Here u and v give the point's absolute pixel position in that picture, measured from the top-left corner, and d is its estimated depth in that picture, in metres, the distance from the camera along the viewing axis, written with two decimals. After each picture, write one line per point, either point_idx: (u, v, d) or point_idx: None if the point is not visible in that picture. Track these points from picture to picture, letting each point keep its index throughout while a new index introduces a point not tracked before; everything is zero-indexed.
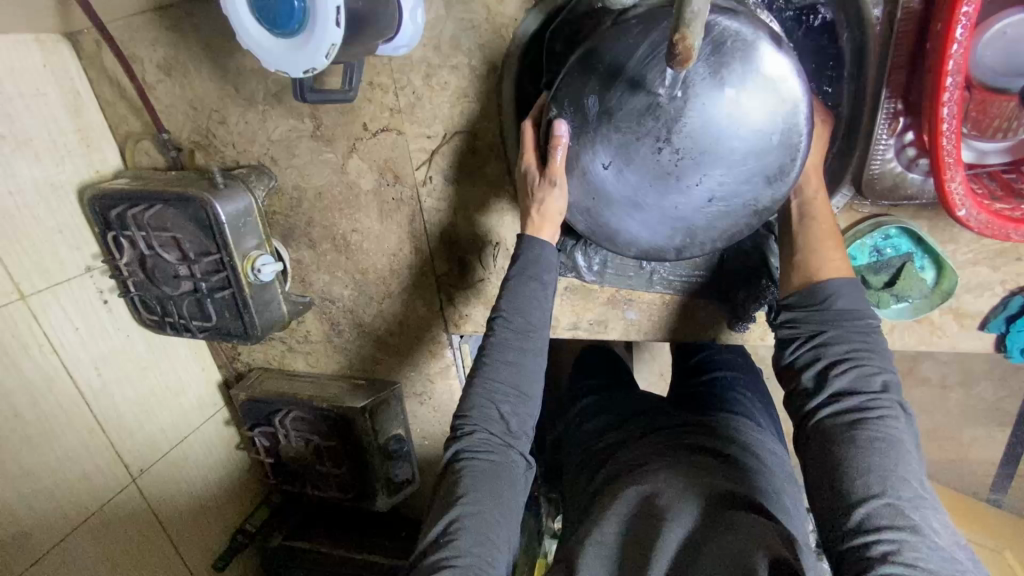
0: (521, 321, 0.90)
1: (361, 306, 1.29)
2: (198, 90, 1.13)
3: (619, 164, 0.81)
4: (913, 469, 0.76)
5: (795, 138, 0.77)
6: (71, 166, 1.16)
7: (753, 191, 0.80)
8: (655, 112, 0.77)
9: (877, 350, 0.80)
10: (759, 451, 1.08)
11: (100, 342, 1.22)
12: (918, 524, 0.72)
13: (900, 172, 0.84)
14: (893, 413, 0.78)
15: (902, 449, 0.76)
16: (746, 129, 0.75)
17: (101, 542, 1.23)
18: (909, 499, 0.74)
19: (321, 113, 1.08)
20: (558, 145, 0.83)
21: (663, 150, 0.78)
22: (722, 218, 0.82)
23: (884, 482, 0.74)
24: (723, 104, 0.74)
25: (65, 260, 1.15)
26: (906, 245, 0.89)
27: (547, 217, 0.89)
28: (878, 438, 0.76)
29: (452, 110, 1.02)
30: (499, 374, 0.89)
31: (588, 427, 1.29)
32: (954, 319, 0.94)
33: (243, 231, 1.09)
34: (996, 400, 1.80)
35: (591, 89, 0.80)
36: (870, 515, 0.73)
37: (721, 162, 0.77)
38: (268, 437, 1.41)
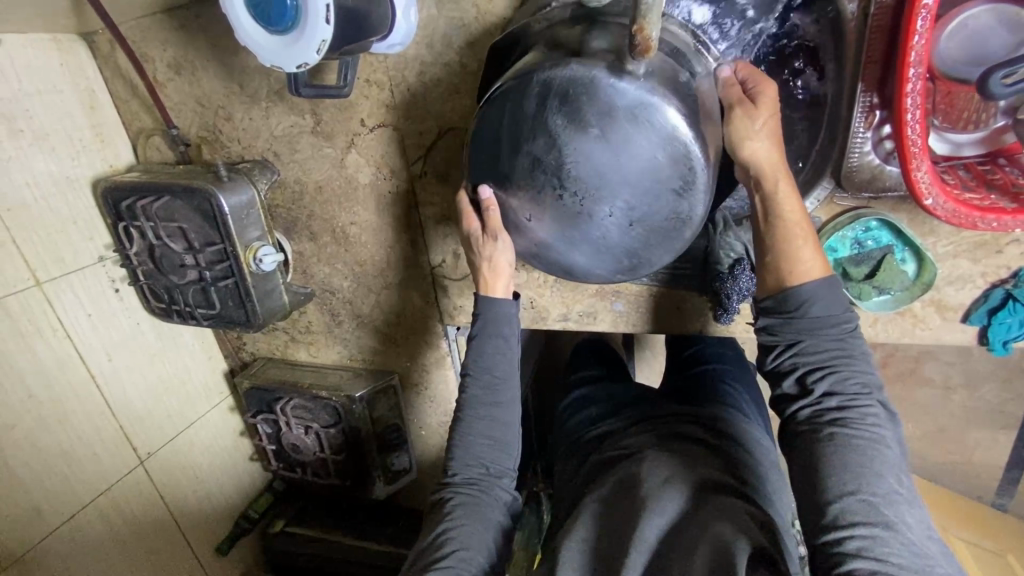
0: (487, 376, 1.01)
1: (359, 298, 1.33)
2: (205, 87, 1.18)
3: (537, 215, 0.86)
4: (890, 466, 0.79)
5: (682, 151, 0.77)
6: (86, 160, 1.22)
7: (669, 207, 0.81)
8: (543, 164, 0.80)
9: (854, 352, 0.83)
10: (748, 441, 1.09)
11: (111, 330, 1.27)
12: (892, 520, 0.76)
13: (877, 165, 0.85)
14: (870, 411, 0.81)
15: (879, 447, 0.79)
16: (627, 159, 0.77)
17: (110, 521, 1.28)
18: (884, 496, 0.77)
19: (321, 109, 1.12)
20: (491, 207, 0.88)
21: (565, 196, 0.81)
22: (652, 234, 0.83)
23: (860, 480, 0.77)
24: (595, 143, 0.77)
25: (79, 250, 1.21)
26: (886, 237, 0.91)
27: (495, 272, 0.97)
28: (855, 438, 0.79)
29: (444, 106, 1.06)
30: (475, 424, 1.02)
31: (581, 417, 1.31)
32: (936, 311, 0.95)
33: (246, 222, 1.14)
34: (999, 403, 1.78)
35: (485, 154, 0.86)
36: (846, 512, 0.76)
37: (624, 190, 0.79)
38: (270, 425, 1.46)
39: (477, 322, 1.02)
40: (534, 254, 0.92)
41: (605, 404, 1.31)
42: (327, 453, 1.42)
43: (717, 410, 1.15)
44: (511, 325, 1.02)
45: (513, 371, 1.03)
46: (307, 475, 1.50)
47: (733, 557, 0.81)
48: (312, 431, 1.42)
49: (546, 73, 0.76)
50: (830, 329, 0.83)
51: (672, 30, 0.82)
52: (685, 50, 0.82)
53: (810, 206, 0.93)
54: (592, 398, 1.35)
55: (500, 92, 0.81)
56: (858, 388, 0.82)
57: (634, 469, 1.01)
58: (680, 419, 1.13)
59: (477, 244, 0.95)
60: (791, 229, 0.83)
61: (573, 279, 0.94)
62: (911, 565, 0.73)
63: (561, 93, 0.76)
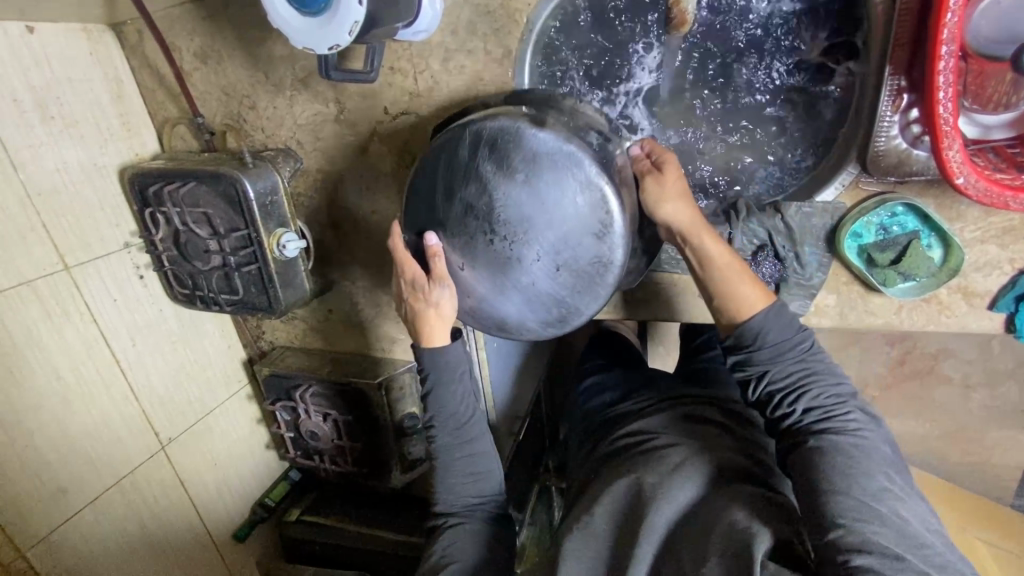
0: (452, 421, 1.06)
1: (379, 285, 1.34)
2: (231, 76, 1.20)
3: (470, 264, 0.97)
4: (879, 466, 0.80)
5: (598, 197, 0.89)
6: (113, 148, 1.24)
7: (592, 250, 0.92)
8: (476, 211, 0.93)
9: (827, 372, 0.88)
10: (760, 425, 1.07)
11: (135, 315, 1.29)
12: (887, 514, 0.75)
13: (904, 149, 0.85)
14: (850, 419, 0.85)
15: (863, 448, 0.81)
16: (546, 201, 0.90)
17: (132, 503, 1.30)
18: (877, 492, 0.77)
19: (345, 98, 1.14)
20: (435, 253, 0.97)
21: (494, 239, 0.93)
22: (577, 275, 0.94)
23: (851, 479, 0.78)
24: (519, 187, 0.89)
25: (106, 236, 1.23)
26: (913, 222, 0.90)
27: (432, 318, 1.01)
28: (835, 441, 0.82)
29: (468, 93, 1.06)
30: (450, 467, 1.07)
31: (597, 404, 1.31)
32: (962, 298, 0.94)
33: (270, 209, 1.16)
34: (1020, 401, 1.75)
35: (422, 215, 0.99)
36: (844, 511, 0.75)
37: (547, 233, 0.91)
38: (289, 412, 1.47)
39: (426, 372, 1.07)
40: (470, 310, 1.02)
41: (619, 394, 1.30)
42: (344, 441, 1.43)
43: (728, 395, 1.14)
44: (464, 368, 1.07)
45: (475, 408, 1.08)
46: (324, 463, 1.51)
47: (753, 545, 0.77)
48: (330, 418, 1.43)
49: (473, 127, 0.90)
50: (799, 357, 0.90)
51: (586, 111, 0.96)
52: (603, 128, 0.97)
53: (834, 192, 0.93)
54: (608, 386, 1.34)
55: (439, 146, 0.95)
56: (833, 401, 0.86)
57: (644, 457, 0.99)
58: (692, 402, 1.11)
59: (414, 292, 1.01)
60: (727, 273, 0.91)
61: (508, 336, 1.04)
62: (919, 562, 0.71)
63: (489, 143, 0.90)
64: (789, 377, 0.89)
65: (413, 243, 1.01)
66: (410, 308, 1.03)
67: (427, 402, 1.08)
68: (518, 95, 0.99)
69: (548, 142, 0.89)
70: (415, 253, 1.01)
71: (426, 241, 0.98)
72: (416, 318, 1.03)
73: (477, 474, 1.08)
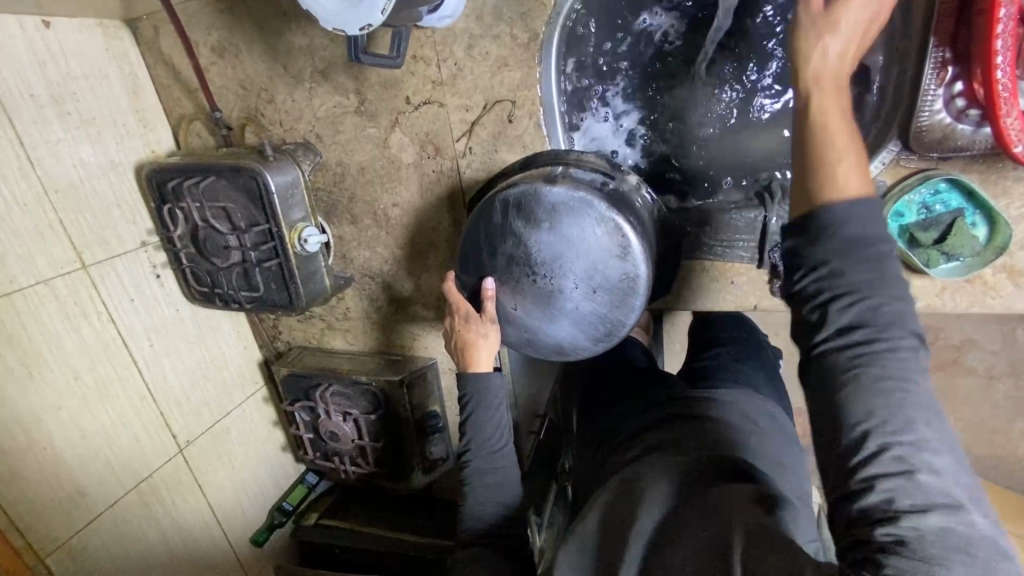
0: (486, 442, 0.99)
1: (399, 280, 1.31)
2: (249, 70, 1.19)
3: (519, 305, 0.96)
4: (923, 406, 0.60)
5: (614, 225, 0.88)
6: (130, 144, 1.22)
7: (617, 270, 0.90)
8: (516, 259, 0.93)
9: (893, 300, 0.62)
10: (761, 420, 0.96)
11: (152, 314, 1.27)
12: (919, 465, 0.59)
13: (949, 123, 0.83)
14: (902, 362, 0.61)
15: (905, 379, 0.61)
16: (570, 237, 0.89)
17: (150, 508, 1.27)
18: (913, 444, 0.59)
19: (366, 88, 1.12)
20: (488, 296, 0.96)
21: (535, 279, 0.93)
22: (611, 297, 0.92)
23: (880, 421, 0.60)
24: (546, 234, 0.90)
25: (122, 234, 1.21)
26: (957, 200, 0.88)
27: (482, 347, 0.99)
28: (870, 382, 0.61)
29: (492, 79, 1.04)
30: (479, 489, 0.98)
31: (603, 399, 1.22)
32: (1008, 277, 0.91)
33: (291, 202, 1.13)
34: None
35: (468, 273, 1.00)
36: (864, 467, 0.60)
37: (578, 264, 0.90)
38: (308, 412, 1.44)
39: (467, 399, 1.01)
40: (524, 342, 1.01)
41: (624, 389, 1.21)
42: (365, 440, 1.40)
43: (730, 388, 1.03)
44: (502, 396, 1.01)
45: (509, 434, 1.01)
46: (344, 465, 1.47)
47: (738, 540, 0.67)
48: (350, 417, 1.39)
49: (500, 196, 0.92)
50: (859, 262, 0.63)
51: (589, 160, 0.99)
52: (605, 169, 0.98)
53: (876, 170, 0.91)
54: (613, 382, 1.25)
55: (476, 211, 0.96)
56: (887, 336, 0.62)
57: (641, 456, 0.91)
58: (691, 396, 1.00)
59: (464, 326, 0.99)
60: (837, 142, 0.67)
61: (567, 358, 1.01)
62: (958, 536, 0.56)
63: (515, 203, 0.91)
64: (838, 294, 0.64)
65: (467, 282, 1.00)
66: (457, 339, 1.01)
67: (462, 426, 1.02)
68: (530, 159, 1.04)
69: (561, 193, 0.88)
70: (467, 292, 1.00)
71: (482, 285, 0.96)
72: (463, 346, 1.00)
73: (503, 495, 0.98)
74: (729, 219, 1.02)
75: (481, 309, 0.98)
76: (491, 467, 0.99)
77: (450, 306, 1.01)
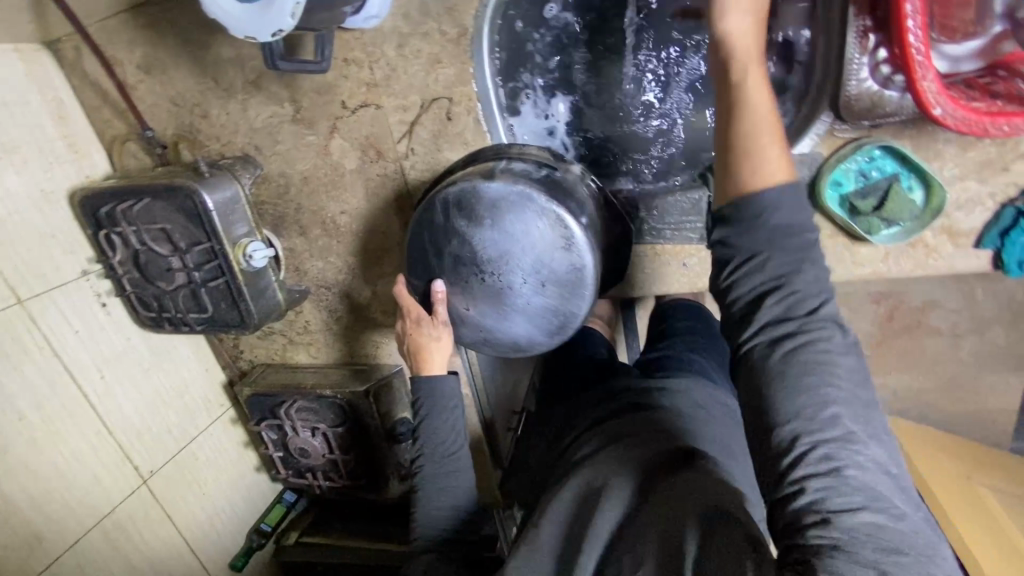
0: (438, 446, 0.98)
1: (355, 288, 1.29)
2: (178, 86, 1.15)
3: (471, 305, 0.95)
4: (844, 398, 0.63)
5: (557, 219, 0.87)
6: (59, 171, 1.17)
7: (565, 264, 0.89)
8: (462, 259, 0.92)
9: (822, 285, 0.65)
10: (709, 407, 0.98)
11: (101, 345, 1.23)
12: (843, 466, 0.61)
13: (876, 91, 0.83)
14: (829, 335, 0.64)
15: (829, 366, 0.63)
16: (515, 232, 0.88)
17: (116, 543, 1.24)
18: (844, 450, 0.61)
19: (301, 96, 1.09)
20: (439, 299, 0.95)
21: (484, 278, 0.91)
22: (561, 291, 0.91)
23: (806, 418, 0.62)
24: (491, 232, 0.88)
25: (60, 264, 1.16)
26: (892, 165, 0.89)
27: (435, 350, 0.98)
28: (801, 353, 0.64)
29: (427, 78, 1.02)
30: (432, 493, 0.97)
31: (562, 387, 1.20)
32: (947, 238, 0.93)
33: (232, 218, 1.10)
34: (1009, 345, 1.82)
35: (418, 276, 0.97)
36: (798, 467, 0.61)
37: (526, 260, 0.89)
38: (276, 430, 1.41)
39: (417, 403, 0.99)
40: (481, 342, 1.00)
41: (582, 378, 1.18)
42: (336, 454, 1.37)
43: (680, 379, 1.03)
44: (455, 401, 1.00)
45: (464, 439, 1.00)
46: (318, 480, 1.45)
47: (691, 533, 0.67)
48: (319, 432, 1.37)
49: (442, 194, 0.90)
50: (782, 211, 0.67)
51: (532, 152, 0.99)
52: (551, 162, 0.98)
53: (810, 143, 0.91)
54: (575, 369, 1.22)
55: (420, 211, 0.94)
56: (814, 306, 0.65)
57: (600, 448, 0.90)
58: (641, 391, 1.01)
59: (415, 329, 0.98)
60: (763, 130, 0.68)
61: (526, 355, 1.00)
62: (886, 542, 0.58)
63: (456, 201, 0.89)
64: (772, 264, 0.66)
65: (418, 286, 0.98)
66: (409, 344, 1.00)
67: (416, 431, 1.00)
68: (475, 155, 1.03)
69: (500, 188, 0.87)
70: (417, 294, 0.99)
71: (432, 287, 0.95)
72: (416, 352, 0.99)
73: (458, 498, 0.97)
74: (673, 202, 1.04)
75: (431, 311, 0.97)
76: (447, 471, 0.98)
77: (401, 308, 1.00)
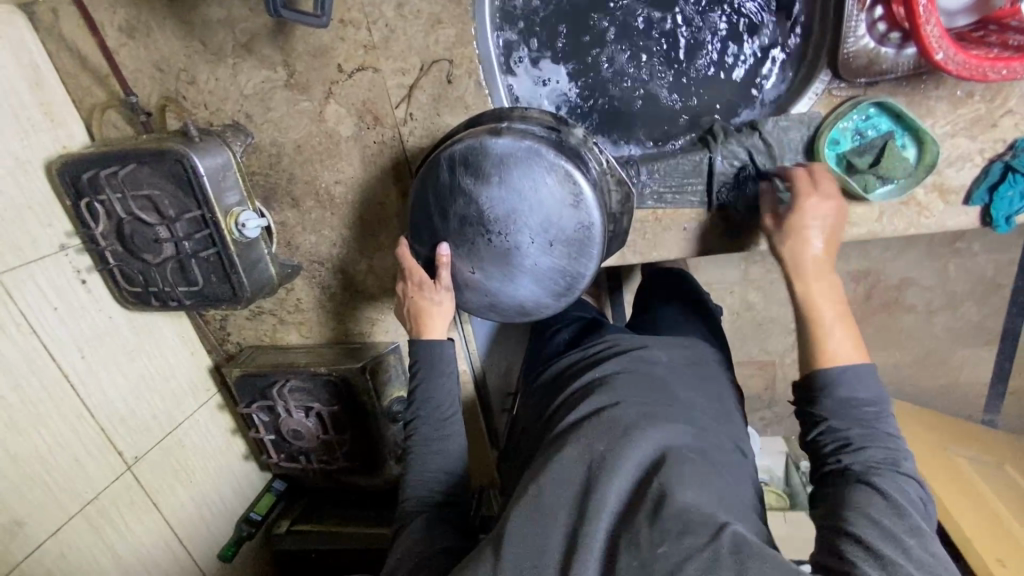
0: (434, 409, 0.94)
1: (350, 263, 1.26)
2: (164, 50, 1.10)
3: (478, 268, 0.94)
4: (909, 495, 0.71)
5: (564, 174, 0.87)
6: (35, 139, 1.11)
7: (572, 221, 0.89)
8: (469, 219, 0.90)
9: (889, 445, 0.75)
10: (704, 369, 1.00)
11: (81, 324, 1.18)
12: (911, 538, 0.67)
13: (873, 48, 0.86)
14: (902, 485, 0.72)
15: (895, 479, 0.72)
16: (523, 191, 0.87)
17: (100, 532, 1.18)
18: (906, 525, 0.68)
19: (294, 59, 1.06)
20: (442, 262, 0.93)
21: (492, 239, 0.90)
22: (569, 249, 0.90)
23: (875, 500, 0.70)
24: (499, 191, 0.87)
25: (37, 237, 1.10)
26: (886, 123, 0.92)
27: (436, 315, 0.96)
28: (876, 477, 0.72)
29: (427, 40, 1.01)
30: (423, 457, 0.92)
31: (547, 354, 1.20)
32: (938, 196, 0.96)
33: (224, 185, 1.06)
34: (980, 319, 1.84)
35: (422, 241, 0.96)
36: (855, 504, 0.71)
37: (534, 219, 0.88)
38: (266, 412, 1.37)
39: (416, 367, 0.96)
40: (487, 307, 0.98)
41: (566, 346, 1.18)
42: (331, 434, 1.34)
43: (674, 343, 1.04)
44: (454, 366, 0.97)
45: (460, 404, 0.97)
46: (311, 463, 1.40)
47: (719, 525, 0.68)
48: (314, 413, 1.33)
49: (448, 154, 0.88)
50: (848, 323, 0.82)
51: (534, 115, 0.99)
52: (552, 124, 0.98)
53: (809, 102, 0.94)
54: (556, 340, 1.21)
55: (424, 173, 0.92)
56: (887, 469, 0.74)
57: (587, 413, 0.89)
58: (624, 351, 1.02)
59: (418, 293, 0.96)
60: (826, 309, 0.81)
61: (532, 319, 1.00)
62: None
63: (462, 160, 0.88)
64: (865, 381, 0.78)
65: (421, 249, 0.96)
66: (410, 308, 0.98)
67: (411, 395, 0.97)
68: (477, 119, 1.02)
69: (507, 146, 0.86)
70: (420, 257, 0.97)
71: (437, 251, 0.94)
72: (417, 317, 0.96)
73: (449, 461, 0.93)
74: (676, 164, 1.02)
75: (435, 276, 0.95)
76: (439, 434, 0.94)
77: (403, 271, 0.98)
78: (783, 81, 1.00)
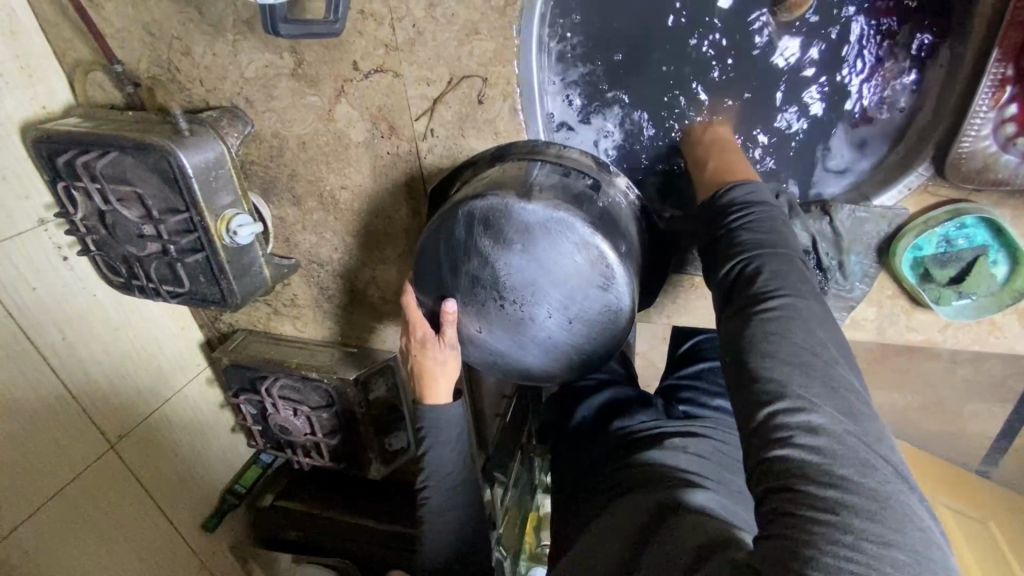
0: (446, 475, 0.97)
1: (352, 269, 1.16)
2: (153, 12, 0.95)
3: (486, 327, 0.84)
4: (816, 330, 0.67)
5: (597, 253, 0.75)
6: (10, 99, 0.98)
7: (598, 300, 0.79)
8: (481, 281, 0.80)
9: (784, 260, 0.70)
10: (738, 455, 0.97)
11: (62, 304, 1.10)
12: (822, 444, 0.61)
13: (993, 152, 0.74)
14: (804, 309, 0.68)
15: (798, 296, 0.68)
16: (553, 259, 0.76)
17: (81, 509, 1.17)
18: (821, 442, 0.61)
19: (303, 47, 0.91)
20: (447, 319, 0.83)
21: (504, 305, 0.80)
22: (592, 329, 0.81)
23: (783, 419, 0.63)
24: (522, 255, 0.76)
25: (12, 212, 1.00)
26: (983, 236, 0.81)
27: (441, 374, 0.91)
28: (776, 318, 0.67)
29: (459, 49, 0.86)
30: (438, 518, 0.99)
31: (569, 404, 1.19)
32: (1017, 316, 0.87)
33: (215, 186, 0.95)
34: (1002, 377, 1.55)
35: (428, 293, 0.86)
36: (785, 457, 0.62)
37: (556, 292, 0.78)
38: (255, 404, 1.32)
39: (422, 426, 0.96)
40: (490, 365, 0.90)
41: (600, 404, 1.14)
42: (320, 436, 1.29)
43: (709, 421, 1.02)
44: (461, 428, 0.98)
45: (469, 463, 0.99)
46: (297, 456, 1.38)
47: None
48: (301, 413, 1.28)
49: (465, 203, 0.76)
50: (741, 250, 0.72)
51: (573, 156, 0.85)
52: (593, 172, 0.85)
53: (897, 195, 0.85)
54: (592, 394, 1.17)
55: (438, 219, 0.80)
56: (796, 300, 0.68)
57: (615, 502, 0.89)
58: (663, 433, 0.99)
59: (421, 350, 0.89)
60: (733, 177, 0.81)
61: (536, 383, 0.91)
62: (873, 534, 0.56)
63: (484, 218, 0.76)
64: (757, 277, 0.70)
65: (428, 301, 0.87)
66: (414, 364, 0.92)
67: (421, 460, 0.99)
68: (505, 148, 0.89)
69: (535, 211, 0.74)
70: (426, 307, 0.88)
71: (442, 306, 0.83)
72: (422, 373, 0.92)
73: (463, 524, 0.99)
74: None
75: (440, 331, 0.87)
76: (451, 501, 0.99)
77: (406, 323, 0.90)
78: (843, 176, 0.94)
